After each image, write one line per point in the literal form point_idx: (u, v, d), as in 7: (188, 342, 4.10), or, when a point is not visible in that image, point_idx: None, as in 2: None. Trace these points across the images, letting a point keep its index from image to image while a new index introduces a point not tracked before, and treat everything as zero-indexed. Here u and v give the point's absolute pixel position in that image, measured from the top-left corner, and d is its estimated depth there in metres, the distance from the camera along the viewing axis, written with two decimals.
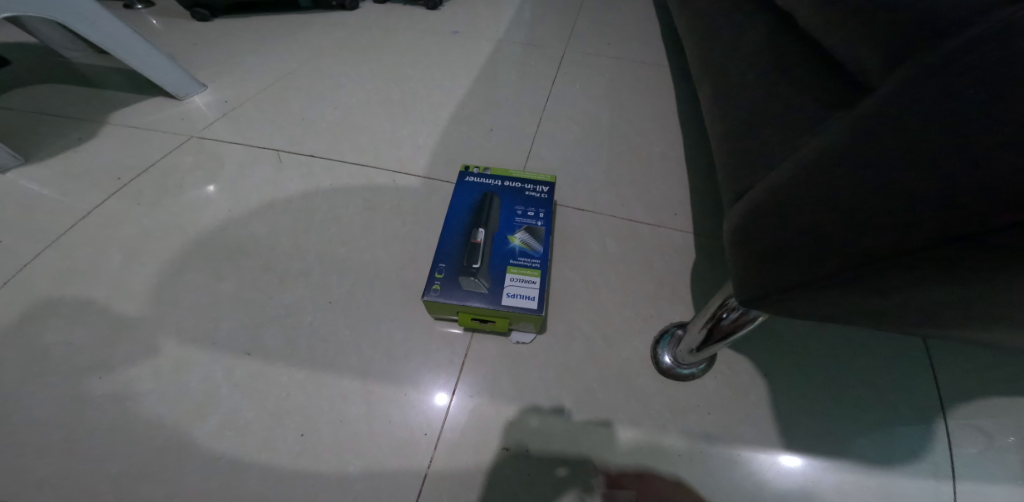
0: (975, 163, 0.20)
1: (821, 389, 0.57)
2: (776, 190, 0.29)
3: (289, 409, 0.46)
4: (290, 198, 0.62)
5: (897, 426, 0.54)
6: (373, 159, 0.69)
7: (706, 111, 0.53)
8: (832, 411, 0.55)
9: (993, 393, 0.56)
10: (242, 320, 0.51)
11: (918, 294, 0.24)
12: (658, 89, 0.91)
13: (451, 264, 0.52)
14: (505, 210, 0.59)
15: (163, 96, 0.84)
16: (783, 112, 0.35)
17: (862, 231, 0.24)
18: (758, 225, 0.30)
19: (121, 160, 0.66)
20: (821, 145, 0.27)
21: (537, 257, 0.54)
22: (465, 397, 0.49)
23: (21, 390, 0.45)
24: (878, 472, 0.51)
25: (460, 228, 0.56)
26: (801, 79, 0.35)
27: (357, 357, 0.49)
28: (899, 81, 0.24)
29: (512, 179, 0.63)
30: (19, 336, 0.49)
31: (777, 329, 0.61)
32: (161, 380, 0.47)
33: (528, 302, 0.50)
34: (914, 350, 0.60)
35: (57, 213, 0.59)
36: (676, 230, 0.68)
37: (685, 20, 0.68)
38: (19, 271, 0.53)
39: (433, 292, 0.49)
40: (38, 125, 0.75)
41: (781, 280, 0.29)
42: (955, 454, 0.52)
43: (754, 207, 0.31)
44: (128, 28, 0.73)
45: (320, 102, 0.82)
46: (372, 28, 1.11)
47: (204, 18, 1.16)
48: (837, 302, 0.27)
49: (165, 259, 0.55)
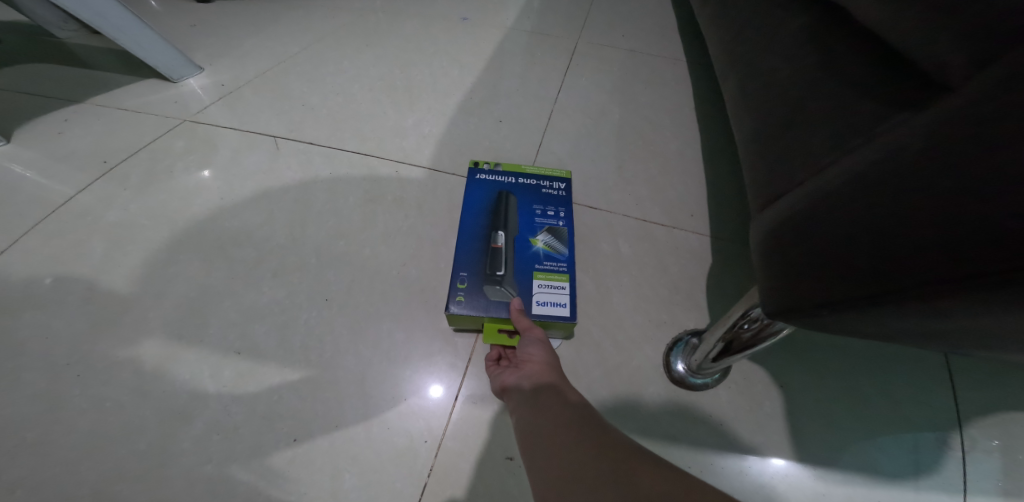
0: None
1: (840, 401, 0.54)
2: (818, 195, 0.27)
3: (281, 412, 0.43)
4: (287, 186, 0.59)
5: (913, 440, 0.52)
6: (375, 149, 0.66)
7: (730, 106, 0.50)
8: (849, 423, 0.53)
9: (1020, 409, 0.53)
10: (233, 316, 0.48)
11: (983, 321, 0.20)
12: (675, 84, 0.88)
13: (473, 272, 0.50)
14: (523, 210, 0.56)
15: (157, 78, 0.81)
16: (829, 112, 0.32)
17: (927, 242, 0.21)
18: (792, 232, 0.27)
19: (110, 142, 0.63)
20: (884, 147, 0.24)
21: (564, 261, 0.52)
22: (468, 403, 0.45)
23: None
24: (890, 487, 0.49)
25: (477, 231, 0.53)
26: (855, 80, 0.32)
27: (355, 359, 0.46)
28: (988, 85, 0.22)
29: (525, 176, 0.61)
30: None
31: (796, 339, 0.57)
32: (145, 377, 0.44)
33: (560, 309, 0.48)
34: (935, 363, 0.57)
35: (39, 196, 0.56)
36: (692, 232, 0.65)
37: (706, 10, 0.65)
38: None
39: (458, 305, 0.47)
40: (24, 106, 0.72)
41: (817, 294, 0.26)
42: (971, 471, 0.50)
43: (790, 213, 0.28)
44: (119, 4, 0.69)
45: (322, 87, 0.79)
46: (377, 12, 1.07)
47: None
48: (881, 322, 0.24)
49: (152, 248, 0.52)
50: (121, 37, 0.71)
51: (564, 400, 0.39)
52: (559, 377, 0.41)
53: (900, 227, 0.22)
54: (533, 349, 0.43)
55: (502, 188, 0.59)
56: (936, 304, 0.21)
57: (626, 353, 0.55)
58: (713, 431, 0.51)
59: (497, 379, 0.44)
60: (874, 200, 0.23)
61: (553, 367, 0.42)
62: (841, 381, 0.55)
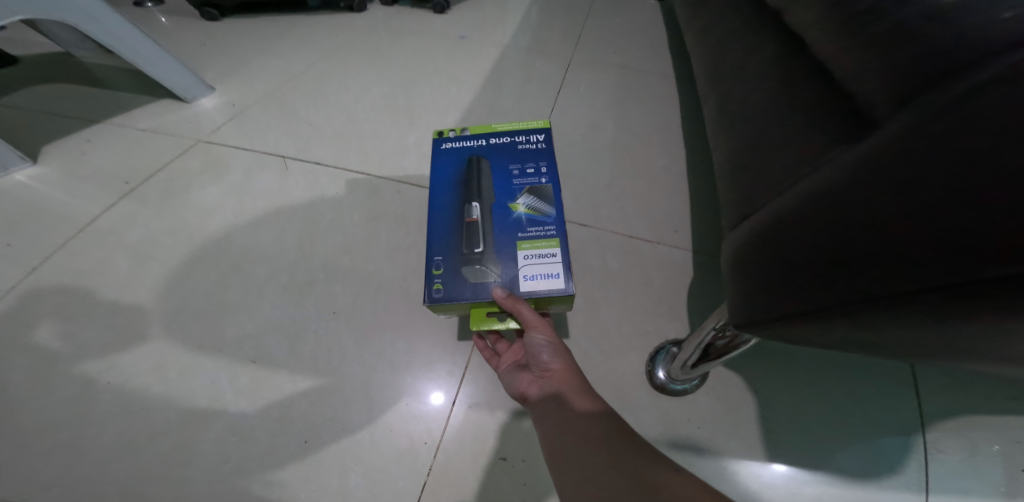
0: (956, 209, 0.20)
1: (812, 407, 0.58)
2: (777, 220, 0.30)
3: (293, 416, 0.47)
4: (296, 206, 0.63)
5: (879, 442, 0.55)
6: (377, 167, 0.70)
7: (712, 133, 0.55)
8: (821, 428, 0.56)
9: (977, 412, 0.57)
10: (248, 328, 0.52)
11: (904, 333, 0.24)
12: (663, 102, 0.92)
13: (449, 256, 0.47)
14: (498, 172, 0.52)
15: (171, 98, 0.85)
16: (787, 145, 0.36)
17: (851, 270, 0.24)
18: (755, 253, 0.31)
19: (130, 163, 0.68)
20: (823, 181, 0.28)
21: (550, 224, 0.48)
22: (465, 407, 0.49)
23: (31, 391, 0.47)
24: (857, 486, 0.53)
25: (447, 206, 0.51)
26: (809, 112, 0.36)
27: (360, 366, 0.50)
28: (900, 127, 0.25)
29: (496, 134, 0.56)
30: (28, 338, 0.50)
31: (770, 348, 0.61)
32: (168, 384, 0.48)
33: (551, 280, 0.46)
34: (899, 370, 0.60)
35: (65, 215, 0.60)
36: (675, 246, 0.69)
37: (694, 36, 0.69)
38: (29, 273, 0.55)
39: (437, 293, 0.45)
40: (48, 126, 0.76)
41: (773, 310, 0.29)
42: (933, 472, 0.53)
43: (754, 237, 0.32)
44: (136, 29, 0.74)
45: (327, 107, 0.83)
46: (379, 31, 1.12)
47: (213, 17, 1.19)
48: (826, 332, 0.28)
49: (172, 265, 0.56)
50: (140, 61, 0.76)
51: (563, 404, 0.42)
52: (566, 381, 0.44)
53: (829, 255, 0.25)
54: (545, 356, 0.46)
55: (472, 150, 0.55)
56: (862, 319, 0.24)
57: (612, 361, 0.59)
58: (693, 435, 0.55)
59: (510, 380, 0.48)
60: (820, 225, 0.26)
61: (563, 370, 0.45)
62: (814, 389, 0.59)
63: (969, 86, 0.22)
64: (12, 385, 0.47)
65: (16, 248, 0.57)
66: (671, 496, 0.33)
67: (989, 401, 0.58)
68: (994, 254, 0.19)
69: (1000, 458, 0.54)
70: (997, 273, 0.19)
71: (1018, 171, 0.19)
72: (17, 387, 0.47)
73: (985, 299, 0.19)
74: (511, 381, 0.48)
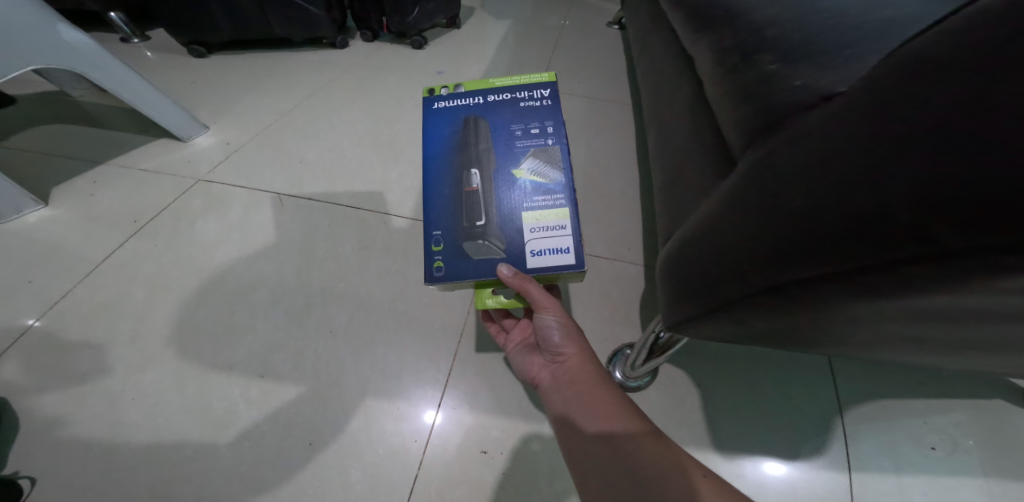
0: (754, 244, 0.30)
1: (748, 399, 0.68)
2: (676, 246, 0.40)
3: (299, 421, 0.54)
4: (293, 239, 0.71)
5: (808, 428, 0.65)
6: (364, 198, 0.78)
7: (655, 166, 0.65)
8: (756, 417, 0.66)
9: (885, 397, 0.67)
10: (256, 347, 0.59)
11: (765, 324, 0.34)
12: (620, 131, 1.04)
13: (450, 231, 0.46)
14: (498, 136, 0.49)
15: (168, 138, 0.92)
16: (696, 186, 0.47)
17: (719, 286, 0.34)
18: (667, 271, 0.41)
19: (138, 203, 0.75)
20: (699, 217, 0.37)
21: (558, 191, 0.47)
22: (450, 408, 0.56)
23: (65, 410, 0.54)
24: (789, 466, 0.62)
25: (444, 175, 0.48)
26: (710, 157, 0.46)
27: (356, 377, 0.58)
28: (732, 179, 0.34)
29: (492, 91, 0.53)
30: (59, 362, 0.57)
31: (712, 349, 0.71)
32: (188, 398, 0.55)
33: (560, 254, 0.46)
34: (819, 363, 0.71)
35: (81, 253, 0.67)
36: (630, 262, 0.79)
37: (646, 85, 0.81)
38: (53, 306, 0.62)
39: (439, 272, 0.45)
40: (53, 167, 0.83)
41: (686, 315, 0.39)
42: (852, 451, 0.63)
43: (667, 256, 0.42)
44: (138, 76, 0.81)
45: (315, 143, 0.90)
46: (362, 67, 1.21)
47: (200, 54, 1.27)
48: (723, 328, 0.38)
49: (182, 295, 0.63)
50: (140, 103, 0.83)
51: (566, 387, 0.48)
52: (575, 362, 0.49)
53: (704, 274, 0.35)
54: (556, 339, 0.50)
55: (467, 110, 0.52)
56: (735, 315, 0.34)
57: None
58: None
59: (522, 363, 0.54)
60: (695, 252, 0.36)
61: (573, 352, 0.49)
62: (747, 383, 0.69)
63: (764, 150, 0.32)
64: (47, 404, 0.54)
65: (40, 284, 0.64)
66: (648, 467, 0.40)
67: (896, 387, 0.68)
68: (782, 271, 0.29)
69: (906, 436, 0.64)
70: (793, 281, 0.29)
71: (777, 216, 0.28)
72: (52, 406, 0.54)
73: (790, 297, 0.30)
74: (524, 364, 0.53)
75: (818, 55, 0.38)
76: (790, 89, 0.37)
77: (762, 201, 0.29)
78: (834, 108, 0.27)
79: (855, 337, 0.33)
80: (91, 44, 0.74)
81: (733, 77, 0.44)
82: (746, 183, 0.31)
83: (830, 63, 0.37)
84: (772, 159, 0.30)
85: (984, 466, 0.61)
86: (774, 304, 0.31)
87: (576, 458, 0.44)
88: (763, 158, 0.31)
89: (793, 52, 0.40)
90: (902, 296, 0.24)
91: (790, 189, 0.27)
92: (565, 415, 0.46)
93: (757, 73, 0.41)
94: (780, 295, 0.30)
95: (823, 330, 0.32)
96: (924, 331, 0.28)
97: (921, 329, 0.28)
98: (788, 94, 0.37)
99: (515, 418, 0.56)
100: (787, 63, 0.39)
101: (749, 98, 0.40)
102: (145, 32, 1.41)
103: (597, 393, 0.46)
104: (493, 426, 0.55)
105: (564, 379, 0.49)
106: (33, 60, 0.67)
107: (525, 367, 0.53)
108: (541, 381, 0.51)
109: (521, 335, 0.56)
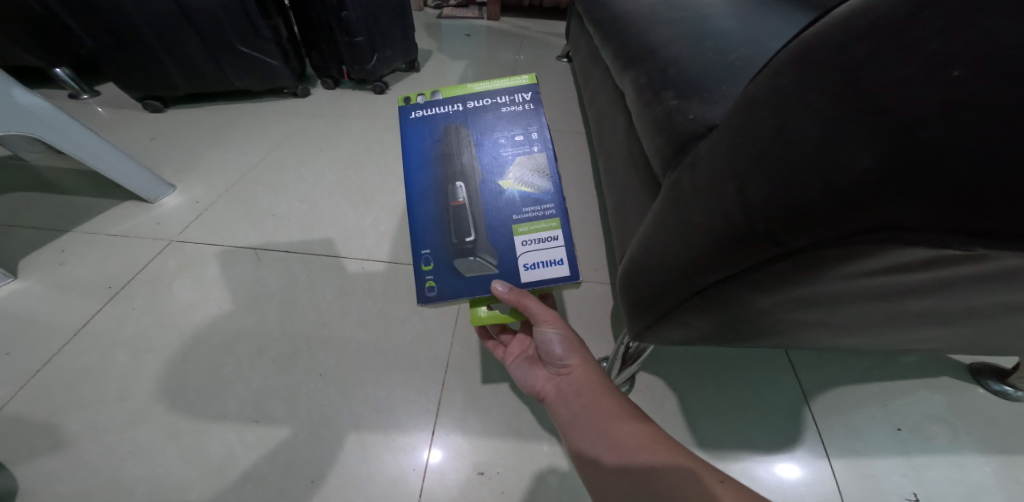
0: (680, 254, 0.36)
1: (723, 398, 0.72)
2: (630, 262, 0.46)
3: (298, 461, 0.56)
4: (273, 291, 0.73)
5: (782, 420, 0.69)
6: (341, 245, 0.81)
7: (609, 194, 0.72)
8: (733, 414, 0.70)
9: (844, 382, 0.73)
10: (249, 395, 0.61)
11: (706, 324, 0.40)
12: (576, 159, 1.13)
13: (439, 249, 0.51)
14: (482, 147, 0.52)
15: (134, 201, 0.90)
16: (640, 211, 0.54)
17: (664, 294, 0.40)
18: (626, 285, 0.47)
19: (111, 269, 0.76)
20: (644, 233, 0.44)
21: (547, 202, 0.51)
22: (443, 435, 0.59)
23: (59, 469, 0.55)
24: (770, 457, 0.66)
25: (431, 190, 0.52)
26: (645, 186, 0.54)
27: (349, 415, 0.60)
28: (664, 200, 0.41)
29: (474, 97, 0.55)
30: (47, 428, 0.58)
31: (682, 354, 0.76)
32: (185, 447, 0.57)
33: (553, 266, 0.50)
34: (779, 357, 0.76)
35: (57, 323, 0.68)
36: (597, 282, 0.86)
37: (595, 120, 0.90)
38: (32, 377, 0.62)
39: (431, 290, 0.50)
40: (15, 238, 0.82)
41: (644, 324, 0.45)
42: (825, 437, 0.67)
43: (624, 271, 0.48)
44: (102, 140, 0.80)
45: (286, 195, 0.93)
46: (326, 114, 1.26)
47: (156, 108, 1.27)
48: (675, 332, 0.44)
49: (166, 355, 0.65)
50: (102, 166, 0.81)
51: (570, 398, 0.50)
52: (578, 373, 0.51)
53: (653, 286, 0.41)
54: (559, 351, 0.52)
55: (449, 120, 0.54)
56: (678, 319, 0.41)
57: None
58: None
59: (529, 380, 0.56)
60: (645, 265, 0.42)
61: (576, 363, 0.51)
62: (717, 382, 0.73)
63: (684, 173, 0.38)
64: (39, 466, 0.55)
65: (19, 357, 0.64)
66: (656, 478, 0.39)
67: (850, 373, 0.74)
68: (698, 277, 0.35)
69: (867, 416, 0.69)
70: (709, 287, 0.35)
71: (691, 228, 0.34)
72: (46, 468, 0.55)
73: (710, 299, 0.36)
74: (532, 381, 0.56)
75: (707, 93, 0.47)
76: (686, 122, 0.45)
77: (682, 216, 0.36)
78: (718, 138, 0.34)
79: (791, 330, 0.39)
80: (50, 108, 0.72)
81: (649, 114, 0.52)
82: (674, 202, 0.38)
83: (717, 98, 0.46)
84: (688, 181, 0.37)
85: (941, 440, 0.66)
86: (704, 306, 0.37)
87: (591, 469, 0.45)
88: (682, 181, 0.38)
89: (691, 91, 0.48)
90: (778, 290, 0.31)
91: (697, 204, 0.34)
92: (572, 426, 0.48)
93: (664, 110, 0.49)
94: (704, 299, 0.37)
95: (766, 320, 0.37)
96: (833, 315, 0.33)
97: (828, 313, 0.33)
98: (685, 128, 0.45)
99: (506, 437, 0.59)
100: (684, 100, 0.48)
101: (662, 130, 0.48)
102: (95, 88, 1.39)
103: (605, 399, 0.48)
104: (485, 445, 0.59)
105: (570, 389, 0.50)
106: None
107: (532, 384, 0.55)
108: (548, 395, 0.53)
109: (524, 351, 0.59)
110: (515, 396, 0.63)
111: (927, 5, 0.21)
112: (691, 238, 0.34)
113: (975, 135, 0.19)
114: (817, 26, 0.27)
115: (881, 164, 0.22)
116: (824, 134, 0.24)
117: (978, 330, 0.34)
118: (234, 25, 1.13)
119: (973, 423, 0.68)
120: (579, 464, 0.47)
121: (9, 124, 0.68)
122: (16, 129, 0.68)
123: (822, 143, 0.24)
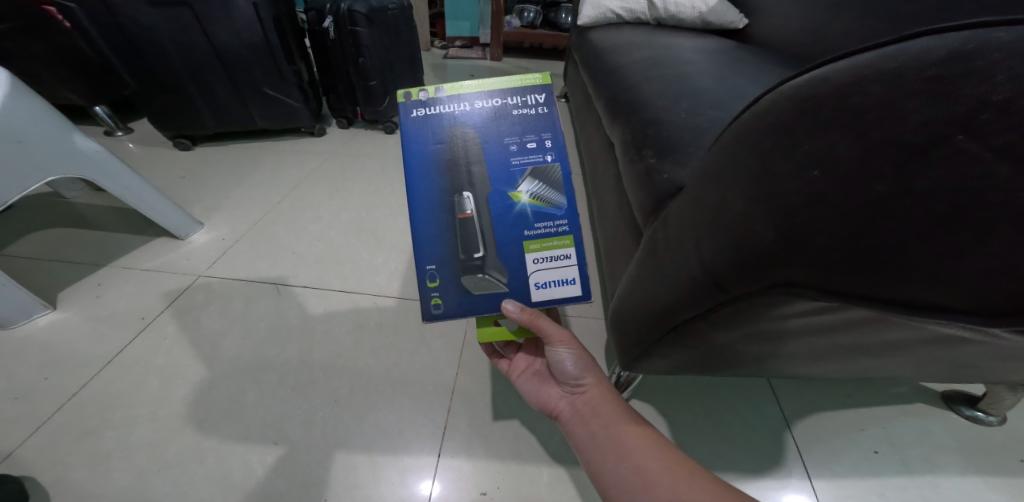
0: (658, 292, 0.42)
1: (711, 424, 0.76)
2: (619, 300, 0.52)
3: (314, 479, 0.61)
4: (292, 323, 0.80)
5: (765, 444, 0.73)
6: (355, 282, 0.88)
7: (602, 235, 0.79)
8: (721, 440, 0.74)
9: (824, 409, 0.77)
10: (269, 418, 0.67)
11: (682, 356, 0.46)
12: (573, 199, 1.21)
13: (446, 266, 0.53)
14: (490, 155, 0.53)
15: (166, 237, 0.98)
16: (627, 256, 0.61)
17: (646, 328, 0.46)
18: (616, 320, 0.53)
19: (143, 302, 0.83)
20: (630, 274, 0.50)
21: (560, 217, 0.53)
22: (448, 457, 0.64)
23: (91, 484, 0.60)
24: (754, 479, 0.69)
25: (438, 203, 0.53)
26: (630, 232, 0.61)
27: (361, 438, 0.65)
28: (644, 247, 0.48)
29: (481, 97, 0.54)
30: (81, 446, 0.63)
31: (672, 382, 0.82)
32: (209, 466, 0.62)
33: (567, 285, 0.55)
34: (762, 386, 0.81)
35: (95, 351, 0.74)
36: (592, 317, 0.92)
37: (590, 165, 0.99)
38: (70, 399, 0.68)
39: (437, 307, 0.54)
40: (56, 271, 0.89)
41: (631, 355, 0.51)
42: (806, 459, 0.71)
43: (614, 307, 0.54)
44: (144, 181, 0.88)
45: (305, 233, 1.00)
46: (340, 154, 1.36)
47: (185, 146, 1.36)
48: (657, 363, 0.50)
49: (194, 381, 0.71)
50: (141, 205, 0.89)
51: (587, 417, 0.54)
52: (594, 391, 0.55)
53: (637, 322, 0.47)
54: (573, 369, 0.56)
55: (453, 122, 0.53)
56: (657, 349, 0.47)
57: None
58: None
59: (540, 398, 0.61)
60: (631, 304, 0.49)
61: (591, 381, 0.56)
62: (705, 408, 0.78)
63: (660, 224, 0.45)
64: (73, 482, 0.60)
65: (58, 380, 0.70)
66: (671, 491, 0.43)
67: (829, 400, 0.79)
68: (669, 313, 0.41)
69: (845, 440, 0.73)
70: (679, 324, 0.41)
71: (666, 271, 0.41)
72: (79, 482, 0.60)
73: (680, 334, 0.42)
74: (546, 398, 0.60)
75: (680, 154, 0.55)
76: (662, 181, 0.53)
77: (658, 261, 0.43)
78: (683, 199, 0.41)
79: (753, 362, 0.45)
80: (104, 154, 0.81)
81: (633, 169, 0.60)
82: (652, 248, 0.45)
83: (687, 160, 0.54)
84: (662, 230, 0.44)
85: (916, 463, 0.70)
86: (675, 339, 0.43)
87: (609, 484, 0.48)
88: (658, 231, 0.45)
89: (668, 151, 0.56)
90: (735, 327, 0.37)
91: (670, 250, 0.41)
92: (591, 442, 0.52)
93: (645, 167, 0.57)
94: (675, 334, 0.43)
95: (731, 354, 0.43)
96: (782, 349, 0.39)
97: (778, 346, 0.39)
98: (661, 186, 0.52)
99: (505, 461, 0.64)
100: (660, 159, 0.56)
101: (643, 187, 0.55)
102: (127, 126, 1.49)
103: (621, 419, 0.52)
104: (486, 467, 0.63)
105: (586, 408, 0.55)
106: (53, 172, 0.74)
107: (545, 403, 0.60)
108: (564, 412, 0.57)
109: (534, 368, 0.64)
110: (515, 423, 0.68)
111: (803, 111, 0.28)
112: (666, 281, 0.41)
113: (832, 221, 0.26)
114: (746, 116, 0.35)
115: (777, 233, 0.29)
116: (753, 198, 0.31)
117: (910, 365, 0.39)
118: (262, 69, 1.25)
119: (948, 447, 0.72)
120: (596, 479, 0.50)
121: (64, 168, 0.76)
122: (71, 171, 0.76)
123: (747, 212, 0.31)
